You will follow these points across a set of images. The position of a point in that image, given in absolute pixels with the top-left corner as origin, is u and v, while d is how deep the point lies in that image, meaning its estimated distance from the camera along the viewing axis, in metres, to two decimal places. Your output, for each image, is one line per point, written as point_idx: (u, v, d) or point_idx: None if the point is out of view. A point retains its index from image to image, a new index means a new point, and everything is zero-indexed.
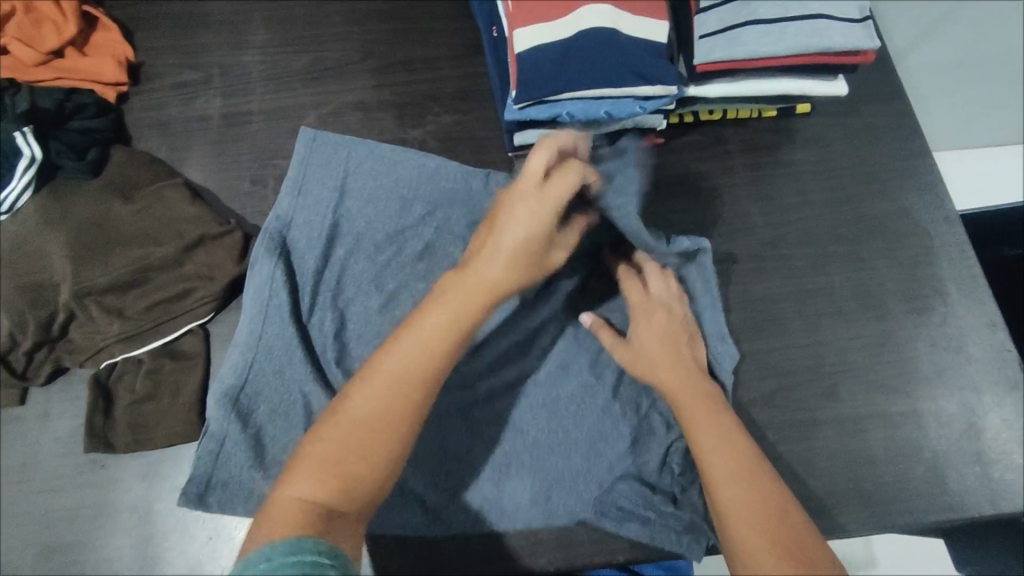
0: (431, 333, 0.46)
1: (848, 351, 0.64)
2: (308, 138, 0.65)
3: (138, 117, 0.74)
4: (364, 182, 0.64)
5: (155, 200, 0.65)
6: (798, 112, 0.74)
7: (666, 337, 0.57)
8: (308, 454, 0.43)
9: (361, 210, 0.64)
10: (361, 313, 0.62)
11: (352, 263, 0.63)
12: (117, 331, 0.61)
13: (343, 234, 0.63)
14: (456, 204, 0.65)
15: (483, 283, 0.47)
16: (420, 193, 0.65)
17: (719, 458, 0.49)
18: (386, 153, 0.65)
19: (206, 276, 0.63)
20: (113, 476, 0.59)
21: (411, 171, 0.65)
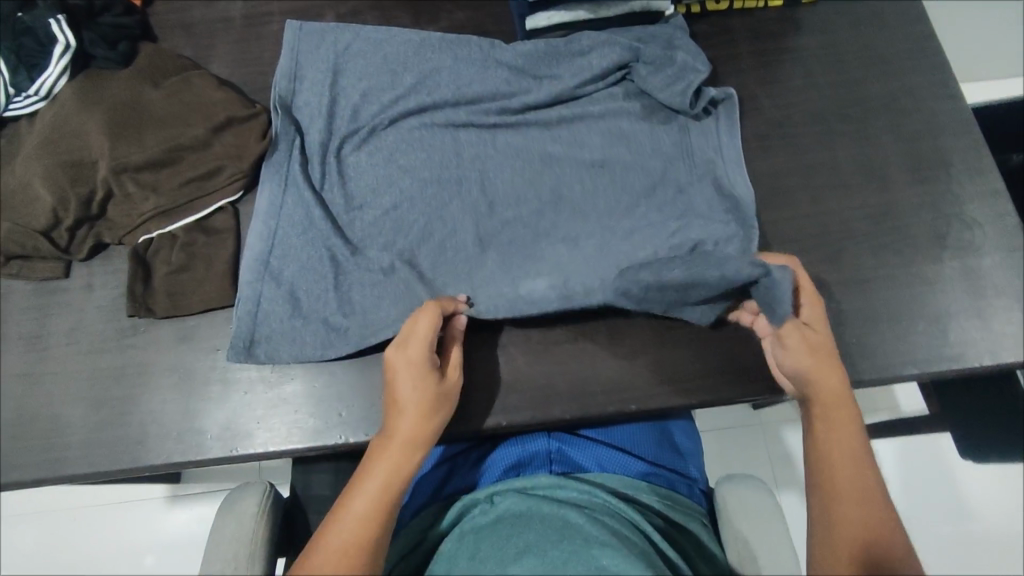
0: (376, 492, 0.52)
1: (852, 219, 0.66)
2: (295, 29, 0.69)
3: (163, 19, 0.77)
4: (355, 57, 0.69)
5: (184, 87, 0.68)
6: (805, 1, 0.76)
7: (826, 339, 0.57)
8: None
9: (355, 85, 0.68)
10: (368, 171, 0.65)
11: (354, 128, 0.67)
12: (152, 206, 0.65)
13: (341, 106, 0.67)
14: (446, 70, 0.69)
15: (399, 448, 0.53)
16: (410, 66, 0.69)
17: (840, 454, 0.53)
18: (369, 33, 0.69)
19: (234, 155, 0.67)
20: (154, 340, 0.63)
21: (398, 47, 0.69)
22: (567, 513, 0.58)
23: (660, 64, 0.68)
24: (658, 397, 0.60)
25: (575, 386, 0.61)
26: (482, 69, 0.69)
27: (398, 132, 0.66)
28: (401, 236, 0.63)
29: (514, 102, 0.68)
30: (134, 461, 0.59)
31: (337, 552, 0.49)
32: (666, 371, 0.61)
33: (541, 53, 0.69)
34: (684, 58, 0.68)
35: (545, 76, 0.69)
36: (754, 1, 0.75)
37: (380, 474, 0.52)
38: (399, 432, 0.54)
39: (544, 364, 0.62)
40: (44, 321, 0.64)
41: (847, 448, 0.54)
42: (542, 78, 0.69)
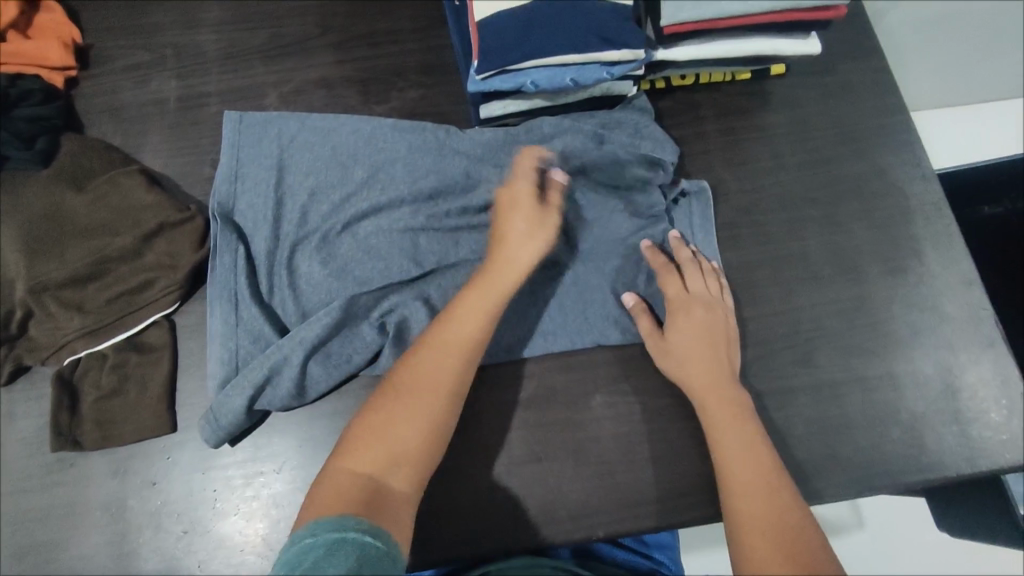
0: (462, 325, 0.54)
1: (825, 315, 0.64)
2: (235, 120, 0.65)
3: (89, 102, 0.71)
4: (300, 150, 0.64)
5: (110, 188, 0.63)
6: (773, 74, 0.73)
7: (704, 334, 0.58)
8: (359, 434, 0.50)
9: (303, 181, 0.63)
10: (321, 280, 0.60)
11: (304, 229, 0.62)
12: (78, 326, 0.60)
13: (288, 206, 0.62)
14: (400, 160, 0.64)
15: (496, 287, 0.55)
16: (361, 158, 0.64)
17: (746, 468, 0.52)
18: (316, 122, 0.65)
19: (166, 265, 0.62)
20: (84, 475, 0.58)
21: (346, 136, 0.65)
22: None
23: (625, 154, 0.64)
24: (627, 519, 0.58)
25: (539, 511, 0.58)
26: (439, 158, 0.64)
27: (354, 237, 0.61)
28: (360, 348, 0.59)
29: (475, 198, 0.63)
30: None
31: (410, 391, 0.51)
32: (635, 492, 0.58)
33: (500, 140, 0.65)
34: (653, 150, 0.64)
35: (505, 164, 0.65)
36: (721, 76, 0.72)
37: (470, 301, 0.55)
38: (500, 263, 0.57)
39: (507, 488, 0.58)
40: None
41: (750, 453, 0.52)
42: (502, 166, 0.65)
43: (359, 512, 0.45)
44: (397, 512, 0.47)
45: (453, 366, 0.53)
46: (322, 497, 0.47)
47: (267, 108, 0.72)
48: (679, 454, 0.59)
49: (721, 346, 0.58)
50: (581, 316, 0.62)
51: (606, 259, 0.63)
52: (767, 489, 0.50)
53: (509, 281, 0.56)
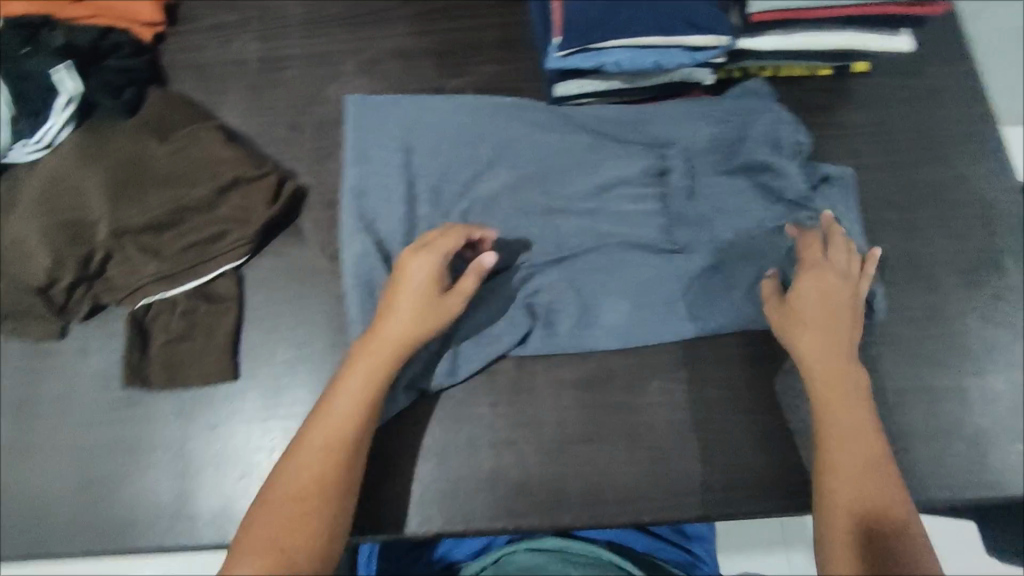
0: (350, 401, 0.53)
1: (894, 321, 0.62)
2: (355, 102, 0.67)
3: (174, 58, 0.73)
4: (425, 132, 0.66)
5: (191, 141, 0.65)
6: (856, 71, 0.71)
7: (828, 308, 0.56)
8: (259, 518, 0.49)
9: (429, 164, 0.66)
10: (457, 259, 0.63)
11: (436, 205, 0.65)
12: (153, 271, 0.62)
13: (419, 182, 0.65)
14: (521, 139, 0.66)
15: (388, 344, 0.54)
16: (485, 140, 0.66)
17: (850, 444, 0.52)
18: (431, 103, 0.67)
19: (240, 218, 0.63)
20: (150, 413, 0.60)
21: (468, 120, 0.67)
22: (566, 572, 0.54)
23: (755, 135, 0.65)
24: (674, 507, 0.57)
25: (586, 490, 0.58)
26: (542, 135, 0.66)
27: (488, 218, 0.64)
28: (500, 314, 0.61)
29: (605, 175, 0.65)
30: (124, 543, 0.57)
31: (306, 477, 0.50)
32: (683, 482, 0.58)
33: (624, 121, 0.67)
34: (789, 129, 0.64)
35: (618, 142, 0.66)
36: (800, 70, 0.70)
37: (354, 382, 0.53)
38: (386, 333, 0.55)
39: (556, 465, 0.58)
40: (37, 386, 0.61)
41: (852, 430, 0.52)
42: (630, 144, 0.66)
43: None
44: None
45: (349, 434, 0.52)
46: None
47: (343, 75, 0.73)
48: (732, 447, 0.59)
49: (845, 318, 0.56)
50: (730, 296, 0.62)
51: (741, 240, 0.63)
52: (863, 470, 0.50)
53: (405, 338, 0.54)
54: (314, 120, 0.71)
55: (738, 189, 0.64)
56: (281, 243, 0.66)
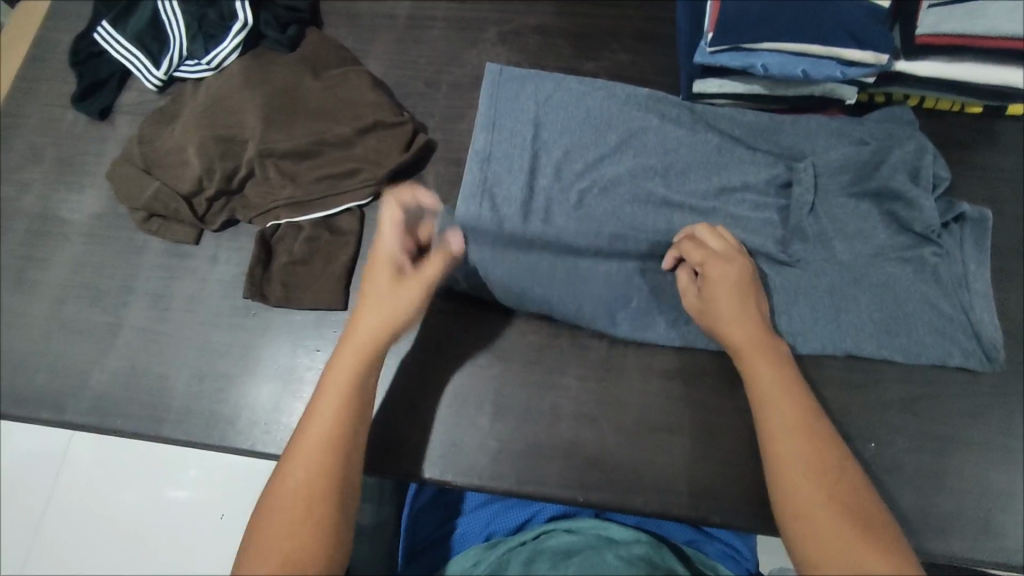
0: (338, 404, 0.50)
1: (1007, 376, 0.60)
2: (494, 73, 0.68)
3: (332, 5, 0.78)
4: (557, 109, 0.66)
5: (341, 82, 0.69)
6: (1009, 113, 0.68)
7: (739, 293, 0.56)
8: (261, 532, 0.45)
9: (557, 141, 0.65)
10: (574, 238, 0.62)
11: (557, 182, 0.64)
12: (287, 195, 0.66)
13: (544, 158, 0.64)
14: (652, 131, 0.65)
15: (366, 339, 0.54)
16: (615, 124, 0.65)
17: (785, 420, 0.50)
18: (572, 84, 0.67)
19: (373, 160, 0.67)
20: (263, 325, 0.65)
21: (601, 102, 0.66)
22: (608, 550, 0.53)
23: (894, 162, 0.61)
24: (749, 514, 0.57)
25: (663, 480, 0.58)
26: (673, 128, 0.65)
27: (608, 201, 0.63)
28: (597, 294, 0.61)
29: (730, 180, 0.63)
30: (223, 438, 0.61)
31: (313, 445, 0.48)
32: (762, 491, 0.58)
33: (758, 127, 0.66)
34: (932, 161, 0.61)
35: (748, 148, 0.64)
36: (948, 103, 0.68)
37: (329, 399, 0.51)
38: (356, 338, 0.54)
39: (634, 449, 0.59)
40: (169, 282, 0.67)
41: (793, 404, 0.51)
42: (757, 151, 0.65)
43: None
44: None
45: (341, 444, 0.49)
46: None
47: (484, 42, 0.76)
48: None
49: (750, 299, 0.56)
50: (842, 321, 0.59)
51: (864, 266, 0.60)
52: (824, 446, 0.49)
53: (378, 324, 0.54)
54: (450, 80, 0.74)
55: (863, 213, 0.62)
56: (404, 191, 0.69)
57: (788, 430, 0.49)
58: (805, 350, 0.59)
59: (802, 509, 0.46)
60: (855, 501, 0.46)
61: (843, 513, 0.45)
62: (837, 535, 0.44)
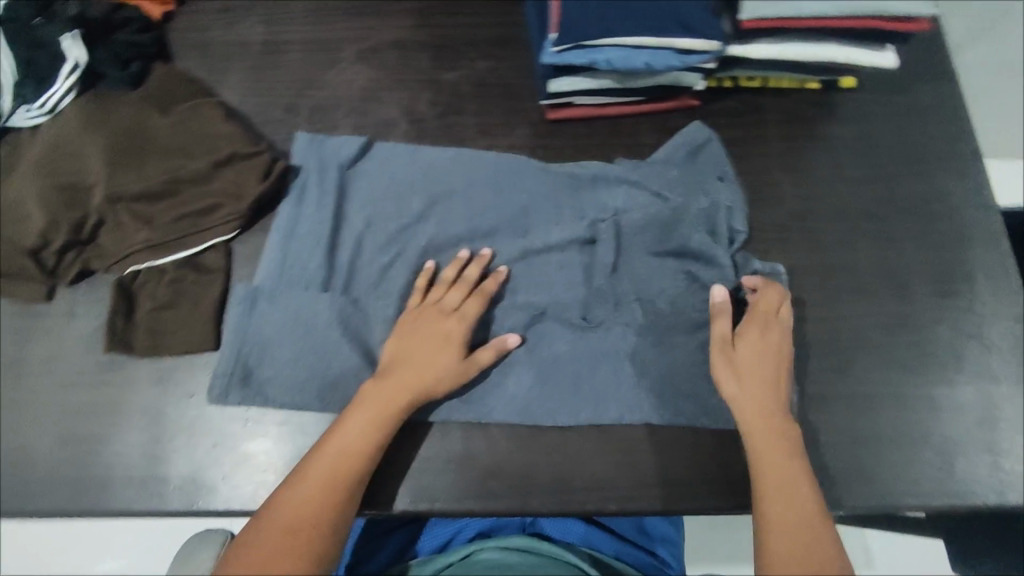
0: (339, 455, 0.55)
1: (866, 328, 0.63)
2: (303, 141, 0.70)
3: (180, 37, 0.75)
4: (362, 179, 0.69)
5: (191, 115, 0.66)
6: (841, 86, 0.73)
7: (771, 363, 0.59)
8: (245, 548, 0.51)
9: (361, 211, 0.67)
10: (377, 313, 0.63)
11: (358, 256, 0.66)
12: (144, 238, 0.63)
13: (348, 230, 0.67)
14: (458, 195, 0.68)
15: (398, 392, 0.57)
16: (420, 190, 0.68)
17: (789, 503, 0.53)
18: (378, 151, 0.70)
19: (233, 194, 0.65)
20: (130, 377, 0.62)
21: (407, 169, 0.69)
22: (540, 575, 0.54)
23: (688, 218, 0.65)
24: (641, 498, 0.59)
25: (555, 476, 0.59)
26: (476, 187, 0.68)
27: (408, 272, 0.65)
28: None
29: (536, 240, 0.66)
30: (96, 505, 0.58)
31: (311, 491, 0.53)
32: (652, 473, 0.60)
33: (561, 179, 0.68)
34: (726, 216, 0.66)
35: (552, 204, 0.67)
36: (788, 82, 0.72)
37: (335, 448, 0.55)
38: (395, 387, 0.58)
39: (525, 451, 0.60)
40: (23, 345, 0.63)
41: (789, 472, 0.55)
42: (561, 206, 0.67)
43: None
44: None
45: (332, 495, 0.53)
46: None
47: (342, 62, 0.75)
48: (697, 442, 0.61)
49: (780, 367, 0.59)
50: (636, 365, 0.62)
51: (654, 322, 0.63)
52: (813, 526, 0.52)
53: (416, 390, 0.58)
54: (311, 103, 0.73)
55: (664, 271, 0.65)
56: (269, 221, 0.68)
57: (790, 497, 0.54)
58: (605, 420, 0.60)
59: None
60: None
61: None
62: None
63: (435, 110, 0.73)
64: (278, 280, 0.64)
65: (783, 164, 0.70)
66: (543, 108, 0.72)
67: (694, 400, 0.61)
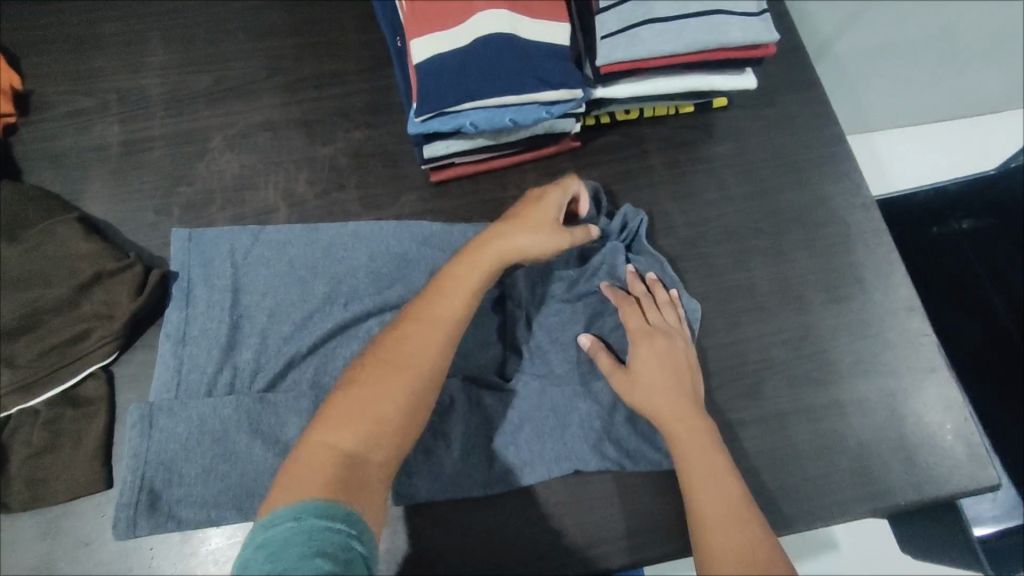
0: (422, 332, 0.52)
1: (771, 345, 0.64)
2: (184, 238, 0.65)
3: (28, 150, 0.70)
4: (255, 268, 0.65)
5: (46, 238, 0.62)
6: (714, 107, 0.74)
7: (665, 371, 0.58)
8: (331, 416, 0.48)
9: (260, 303, 0.64)
10: (290, 410, 0.59)
11: (262, 350, 0.62)
12: (9, 380, 0.58)
13: (247, 324, 0.63)
14: (361, 271, 0.65)
15: (490, 265, 0.55)
16: (320, 272, 0.65)
17: (715, 504, 0.51)
18: (271, 235, 0.66)
19: (104, 315, 0.60)
20: (14, 536, 0.56)
21: (304, 251, 0.66)
22: None
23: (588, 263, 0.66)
24: (578, 561, 0.58)
25: (488, 556, 0.57)
26: (379, 261, 0.66)
27: (318, 360, 0.62)
28: None
29: None
30: None
31: (426, 338, 0.52)
32: (584, 532, 0.58)
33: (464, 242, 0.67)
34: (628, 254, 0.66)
35: None
36: (664, 109, 0.73)
37: (422, 330, 0.52)
38: (489, 253, 0.55)
39: (455, 535, 0.58)
40: None
41: (716, 483, 0.52)
42: None
43: (339, 499, 0.43)
44: (373, 491, 0.46)
45: (428, 364, 0.51)
46: (299, 471, 0.45)
47: (211, 152, 0.71)
48: (626, 491, 0.60)
49: (684, 375, 0.58)
50: (554, 416, 0.60)
51: (566, 370, 0.62)
52: (744, 526, 0.49)
53: (511, 250, 0.55)
54: (183, 201, 0.69)
55: (577, 315, 0.64)
56: (151, 335, 0.64)
57: (717, 510, 0.50)
58: (532, 480, 0.59)
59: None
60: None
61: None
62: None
63: (315, 188, 0.70)
64: (176, 393, 0.60)
65: (670, 192, 0.71)
66: (426, 171, 0.71)
67: (624, 444, 0.60)
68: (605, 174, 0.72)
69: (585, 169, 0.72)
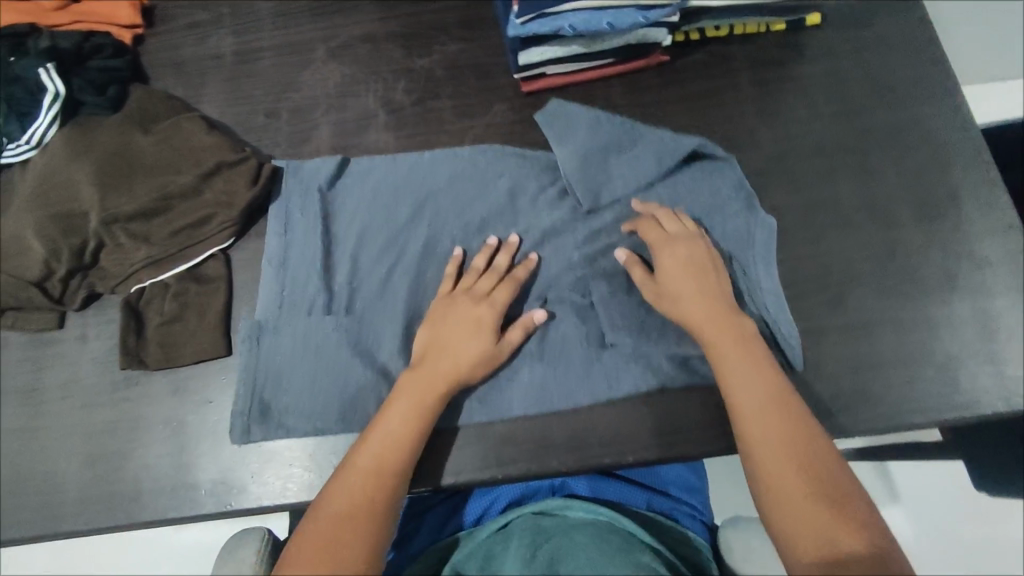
0: (374, 458, 0.55)
1: (858, 258, 0.64)
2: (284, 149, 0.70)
3: (153, 58, 0.76)
4: (351, 173, 0.70)
5: (174, 131, 0.68)
6: (808, 24, 0.73)
7: (703, 273, 0.61)
8: (290, 558, 0.50)
9: (356, 204, 0.69)
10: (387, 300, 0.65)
11: (360, 245, 0.67)
12: (144, 256, 0.64)
13: (344, 225, 0.68)
14: (450, 172, 0.69)
15: (435, 380, 0.58)
16: (412, 176, 0.69)
17: (750, 396, 0.54)
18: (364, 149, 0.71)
19: (224, 202, 0.66)
20: (147, 392, 0.63)
21: (396, 158, 0.70)
22: (574, 534, 0.56)
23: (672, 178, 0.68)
24: (660, 447, 0.60)
25: (572, 436, 0.61)
26: (468, 164, 0.69)
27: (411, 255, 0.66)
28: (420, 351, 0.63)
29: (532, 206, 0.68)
30: (127, 517, 0.60)
31: (374, 466, 0.54)
32: (666, 420, 0.61)
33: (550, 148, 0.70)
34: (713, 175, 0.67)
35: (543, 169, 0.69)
36: (755, 26, 0.73)
37: (365, 471, 0.54)
38: (428, 376, 0.59)
39: (540, 416, 0.61)
40: (39, 374, 0.64)
41: (759, 378, 0.55)
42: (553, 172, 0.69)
43: None
44: None
45: (379, 485, 0.54)
46: None
47: (315, 62, 0.75)
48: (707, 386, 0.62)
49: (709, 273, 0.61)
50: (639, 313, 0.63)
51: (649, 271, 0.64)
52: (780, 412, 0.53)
53: (448, 379, 0.59)
54: (290, 106, 0.74)
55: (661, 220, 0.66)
56: (262, 226, 0.69)
57: (763, 405, 0.54)
58: (615, 370, 0.62)
59: (798, 526, 0.48)
60: (852, 510, 0.48)
61: (810, 484, 0.49)
62: (849, 534, 0.47)
63: (411, 97, 0.74)
64: (284, 278, 0.65)
65: (758, 107, 0.71)
66: (516, 83, 0.73)
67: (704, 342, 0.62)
68: (693, 89, 0.72)
69: (674, 83, 0.72)
